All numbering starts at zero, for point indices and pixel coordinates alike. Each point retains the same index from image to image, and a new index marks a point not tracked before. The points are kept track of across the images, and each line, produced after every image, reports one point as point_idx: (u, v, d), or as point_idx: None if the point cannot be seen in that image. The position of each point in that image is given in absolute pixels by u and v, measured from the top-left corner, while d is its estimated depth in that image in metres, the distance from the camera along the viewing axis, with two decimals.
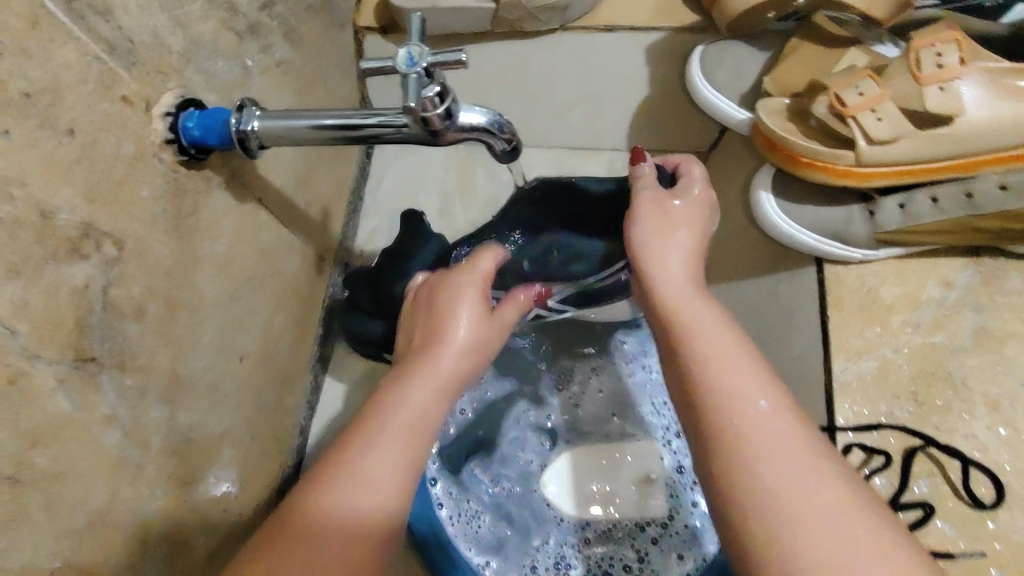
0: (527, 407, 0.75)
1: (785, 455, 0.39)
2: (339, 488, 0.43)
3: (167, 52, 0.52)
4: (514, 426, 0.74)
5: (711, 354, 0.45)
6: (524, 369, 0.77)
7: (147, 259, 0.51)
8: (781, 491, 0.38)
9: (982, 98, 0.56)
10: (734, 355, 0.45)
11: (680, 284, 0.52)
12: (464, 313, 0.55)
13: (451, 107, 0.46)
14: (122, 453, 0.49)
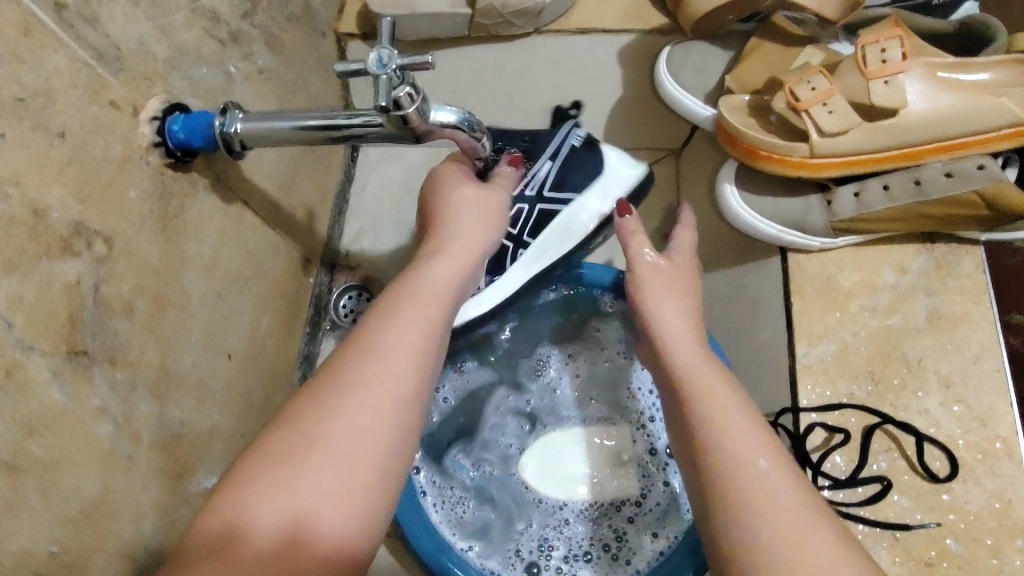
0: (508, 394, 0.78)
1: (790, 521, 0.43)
2: (379, 327, 0.51)
3: (152, 59, 0.54)
4: (495, 411, 0.77)
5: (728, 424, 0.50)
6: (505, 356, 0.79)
7: (136, 257, 0.53)
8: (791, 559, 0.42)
9: (921, 94, 0.60)
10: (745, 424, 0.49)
11: (689, 353, 0.56)
12: (460, 200, 0.62)
13: (422, 107, 0.49)
14: (115, 444, 0.51)
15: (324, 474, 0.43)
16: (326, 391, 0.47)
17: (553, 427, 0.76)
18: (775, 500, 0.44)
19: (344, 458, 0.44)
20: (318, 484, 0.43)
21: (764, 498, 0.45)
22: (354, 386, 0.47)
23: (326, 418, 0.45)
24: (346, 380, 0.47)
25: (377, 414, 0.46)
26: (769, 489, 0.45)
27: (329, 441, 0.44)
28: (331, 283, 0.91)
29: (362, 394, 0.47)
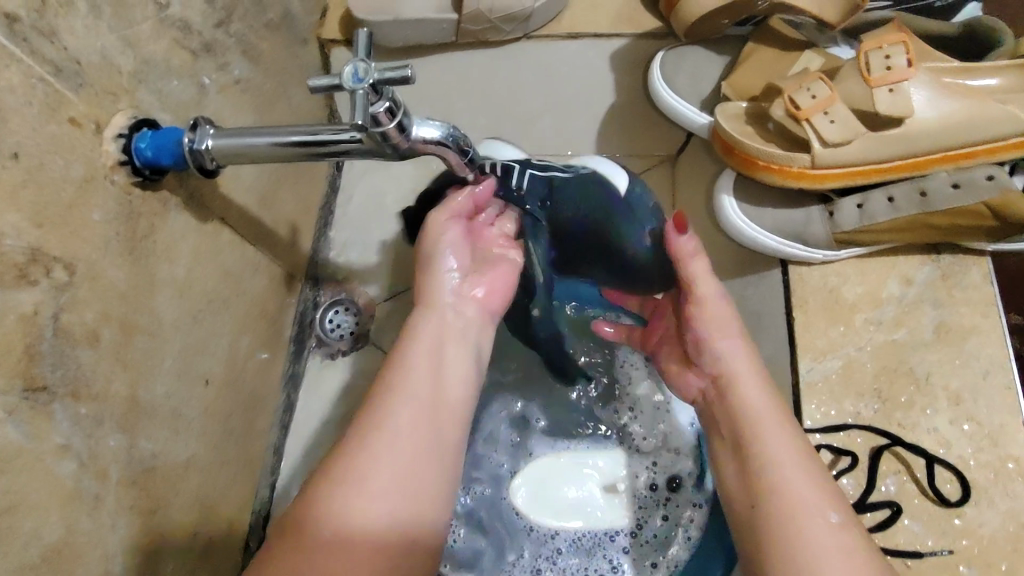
0: (500, 407, 0.75)
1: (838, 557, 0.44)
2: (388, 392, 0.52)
3: (117, 73, 0.51)
4: (488, 424, 0.74)
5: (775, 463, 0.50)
6: (498, 371, 0.75)
7: (101, 282, 0.50)
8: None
9: (928, 100, 0.58)
10: (791, 463, 0.50)
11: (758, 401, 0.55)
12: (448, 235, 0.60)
13: (403, 121, 0.46)
14: (79, 483, 0.48)
15: (357, 508, 0.46)
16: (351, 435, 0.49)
17: (546, 453, 0.73)
18: (830, 553, 0.44)
19: (377, 490, 0.47)
20: (351, 520, 0.45)
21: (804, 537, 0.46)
22: (373, 433, 0.49)
23: (352, 456, 0.48)
24: (366, 420, 0.50)
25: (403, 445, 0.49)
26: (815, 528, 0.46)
27: (357, 478, 0.46)
28: (318, 299, 0.88)
29: (379, 447, 0.48)
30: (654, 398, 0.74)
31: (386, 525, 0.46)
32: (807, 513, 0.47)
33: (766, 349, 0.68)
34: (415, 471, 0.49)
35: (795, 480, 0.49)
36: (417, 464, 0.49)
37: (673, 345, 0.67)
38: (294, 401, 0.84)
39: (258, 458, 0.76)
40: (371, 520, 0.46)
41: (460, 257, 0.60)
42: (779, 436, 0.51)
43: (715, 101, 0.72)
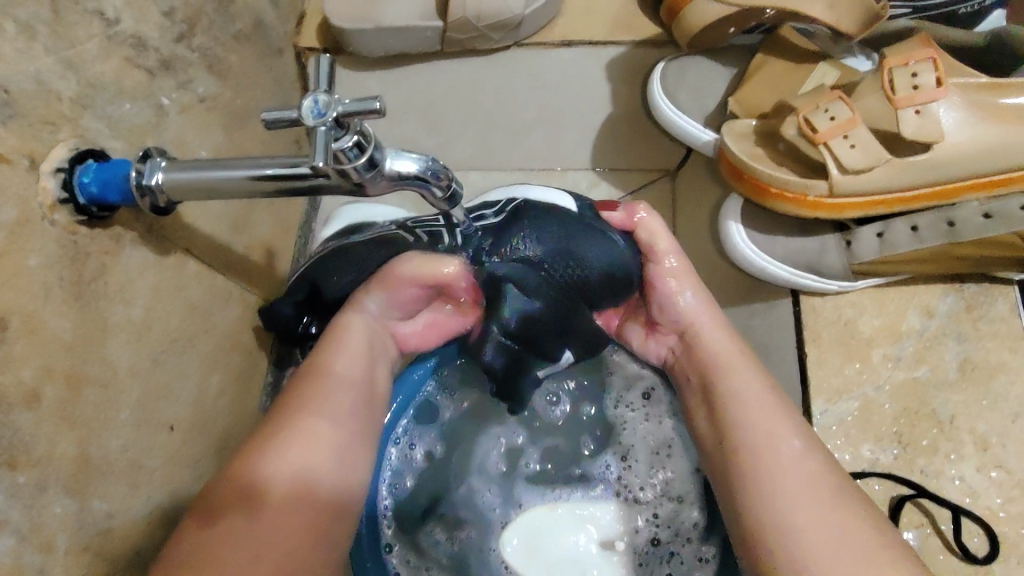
0: (490, 445, 0.70)
1: (827, 506, 0.46)
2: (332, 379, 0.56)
3: (55, 99, 0.46)
4: (477, 467, 0.69)
5: (755, 415, 0.52)
6: (484, 411, 0.71)
7: (40, 335, 0.45)
8: (832, 560, 0.44)
9: (959, 122, 0.53)
10: (768, 416, 0.52)
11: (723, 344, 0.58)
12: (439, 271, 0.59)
13: (373, 154, 0.42)
14: (19, 560, 0.43)
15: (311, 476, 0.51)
16: (296, 407, 0.53)
17: (538, 503, 0.68)
18: (786, 492, 0.47)
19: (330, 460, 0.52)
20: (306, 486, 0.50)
21: (798, 488, 0.47)
22: (312, 421, 0.52)
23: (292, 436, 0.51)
24: (308, 400, 0.54)
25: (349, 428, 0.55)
26: (797, 478, 0.48)
27: (303, 448, 0.51)
28: None
29: (317, 434, 0.52)
30: (655, 441, 0.69)
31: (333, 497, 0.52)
32: (792, 464, 0.49)
33: None
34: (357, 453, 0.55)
35: (780, 432, 0.51)
36: (359, 446, 0.55)
37: (634, 313, 0.66)
38: None
39: None
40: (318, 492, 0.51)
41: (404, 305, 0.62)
42: (755, 390, 0.54)
43: (722, 117, 0.67)
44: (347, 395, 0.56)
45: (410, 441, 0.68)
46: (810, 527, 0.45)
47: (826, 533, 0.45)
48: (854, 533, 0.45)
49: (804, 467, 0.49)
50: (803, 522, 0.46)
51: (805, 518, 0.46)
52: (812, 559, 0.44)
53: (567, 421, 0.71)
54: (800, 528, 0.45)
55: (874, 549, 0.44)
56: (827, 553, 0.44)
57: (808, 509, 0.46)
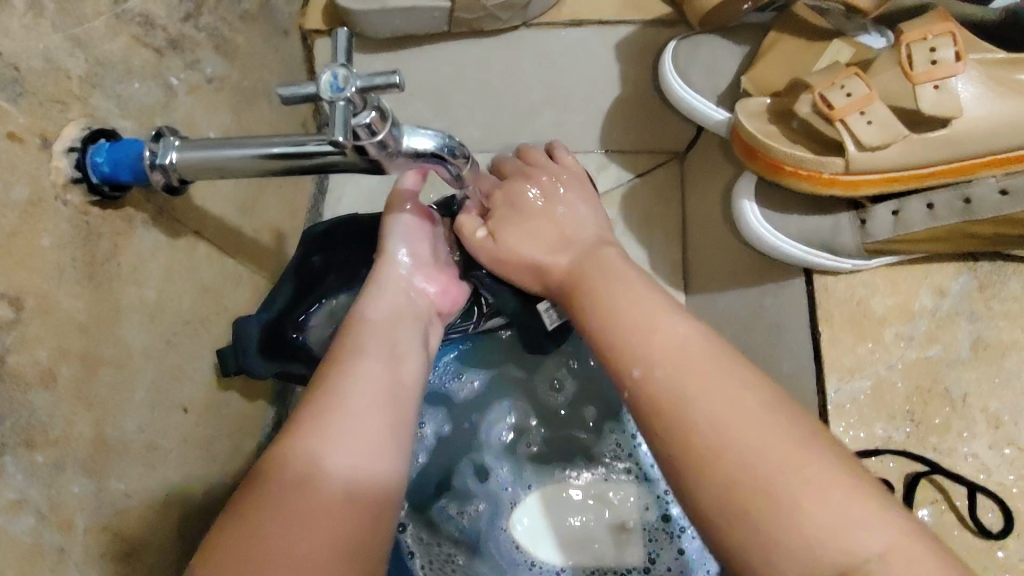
0: (496, 419, 0.71)
1: (709, 393, 0.40)
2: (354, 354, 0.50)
3: (65, 77, 0.45)
4: (482, 443, 0.69)
5: (625, 326, 0.47)
6: (494, 383, 0.72)
7: (55, 315, 0.45)
8: (732, 448, 0.38)
9: (978, 97, 0.52)
10: (632, 309, 0.48)
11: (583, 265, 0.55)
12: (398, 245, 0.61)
13: (392, 131, 0.42)
14: (38, 539, 0.43)
15: (333, 447, 0.43)
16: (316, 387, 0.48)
17: (549, 482, 0.68)
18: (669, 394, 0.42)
19: (357, 432, 0.45)
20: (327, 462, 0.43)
21: (674, 395, 0.41)
22: (335, 401, 0.46)
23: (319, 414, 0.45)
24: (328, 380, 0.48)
25: (372, 389, 0.48)
26: (671, 382, 0.42)
27: (330, 429, 0.44)
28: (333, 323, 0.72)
29: (341, 414, 0.45)
30: None
31: (365, 469, 0.44)
32: (653, 376, 0.43)
33: (789, 365, 0.63)
34: (391, 421, 0.47)
35: (648, 339, 0.45)
36: (390, 415, 0.48)
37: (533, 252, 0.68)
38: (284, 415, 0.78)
39: None
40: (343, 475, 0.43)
41: (416, 263, 0.61)
42: (624, 292, 0.50)
43: (733, 97, 0.67)
44: (371, 376, 0.49)
45: (422, 419, 0.69)
46: (699, 424, 0.39)
47: (720, 415, 0.39)
48: (742, 408, 0.39)
49: (660, 373, 0.42)
50: (695, 424, 0.40)
51: (686, 421, 0.40)
52: (722, 459, 0.38)
53: (572, 398, 0.72)
54: (697, 431, 0.39)
55: (767, 419, 0.39)
56: (723, 452, 0.38)
57: (692, 412, 0.40)
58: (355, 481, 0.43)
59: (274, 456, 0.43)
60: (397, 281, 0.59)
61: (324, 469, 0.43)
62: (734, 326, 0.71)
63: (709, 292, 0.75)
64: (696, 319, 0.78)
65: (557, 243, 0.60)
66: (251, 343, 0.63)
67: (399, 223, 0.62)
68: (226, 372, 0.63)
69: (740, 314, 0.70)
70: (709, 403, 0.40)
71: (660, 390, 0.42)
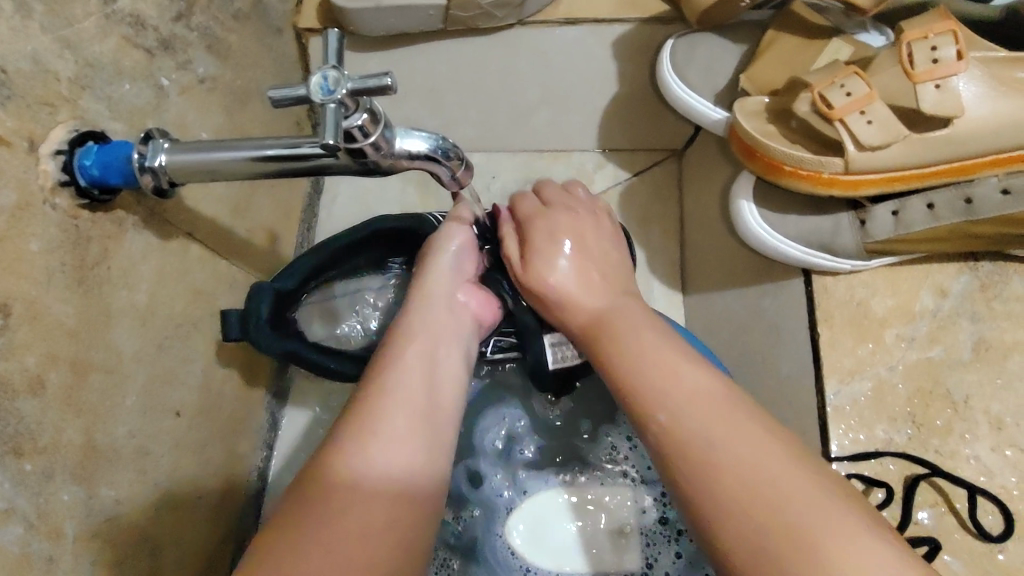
0: (491, 424, 0.70)
1: (736, 440, 0.40)
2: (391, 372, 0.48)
3: (53, 79, 0.45)
4: (477, 449, 0.69)
5: (652, 369, 0.46)
6: (490, 389, 0.72)
7: (43, 321, 0.44)
8: (760, 498, 0.37)
9: (979, 96, 0.52)
10: (659, 355, 0.47)
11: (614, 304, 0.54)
12: (447, 251, 0.59)
13: (384, 133, 0.41)
14: (27, 548, 0.42)
15: (371, 468, 0.42)
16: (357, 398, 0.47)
17: (544, 487, 0.67)
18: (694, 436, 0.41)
19: (398, 446, 0.44)
20: (368, 476, 0.42)
21: (701, 443, 0.41)
22: (372, 423, 0.44)
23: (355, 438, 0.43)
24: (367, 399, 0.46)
25: (410, 410, 0.46)
26: (698, 427, 0.42)
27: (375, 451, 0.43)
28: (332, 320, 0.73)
29: (380, 437, 0.44)
30: None
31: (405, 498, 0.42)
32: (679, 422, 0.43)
33: (787, 366, 0.63)
34: (431, 437, 0.46)
35: (675, 382, 0.45)
36: (429, 431, 0.46)
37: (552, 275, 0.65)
38: (279, 417, 0.77)
39: (244, 487, 0.69)
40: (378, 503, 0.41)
41: (457, 278, 0.59)
42: (648, 335, 0.49)
43: (731, 95, 0.66)
44: (411, 397, 0.47)
45: None
46: (725, 473, 0.39)
47: (750, 462, 0.39)
48: (767, 463, 0.39)
49: (687, 420, 0.42)
50: (723, 472, 0.39)
51: (713, 470, 0.40)
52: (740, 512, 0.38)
53: (571, 405, 0.71)
54: (723, 483, 0.39)
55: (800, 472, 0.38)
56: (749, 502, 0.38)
57: (721, 461, 0.40)
58: (394, 498, 0.42)
59: (316, 463, 0.42)
60: (438, 291, 0.56)
61: (364, 482, 0.41)
62: (732, 326, 0.71)
63: (708, 292, 0.75)
64: (695, 319, 0.77)
65: (592, 281, 0.57)
66: (263, 314, 0.61)
67: (456, 238, 0.60)
68: (228, 336, 0.62)
69: (738, 314, 0.70)
70: (738, 449, 0.40)
71: (686, 441, 0.42)
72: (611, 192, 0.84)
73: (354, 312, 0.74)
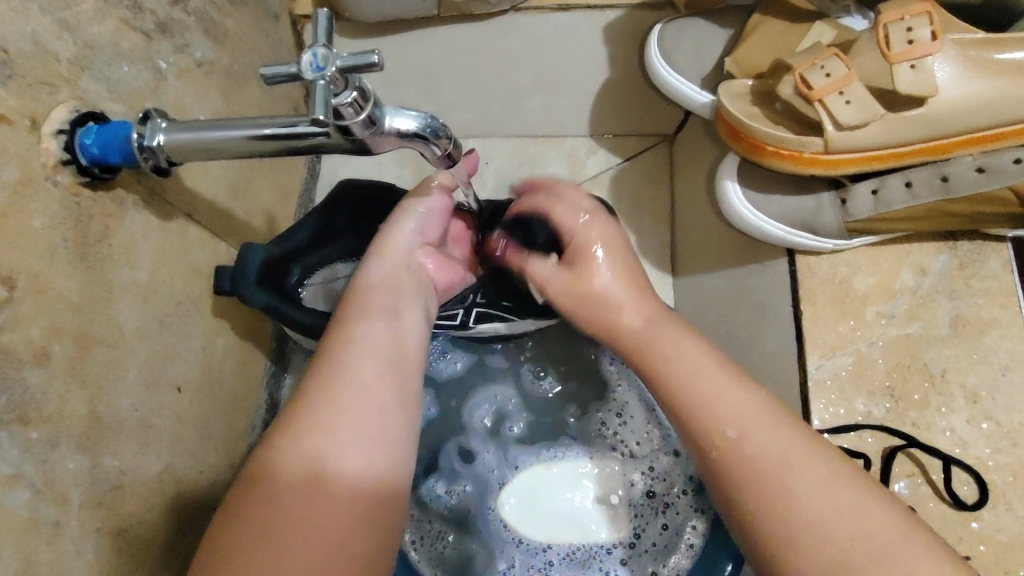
0: (481, 403, 0.73)
1: (804, 464, 0.42)
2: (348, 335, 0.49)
3: (53, 60, 0.46)
4: (467, 426, 0.72)
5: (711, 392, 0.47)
6: (478, 369, 0.74)
7: (47, 295, 0.46)
8: (834, 529, 0.39)
9: (954, 76, 0.53)
10: (714, 377, 0.48)
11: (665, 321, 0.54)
12: (405, 219, 0.61)
13: (374, 111, 0.43)
14: (35, 512, 0.44)
15: (338, 430, 0.43)
16: (323, 357, 0.48)
17: (535, 463, 0.69)
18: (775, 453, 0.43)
19: (363, 405, 0.45)
20: (335, 428, 0.43)
21: (774, 468, 0.42)
22: (335, 386, 0.45)
23: (319, 403, 0.44)
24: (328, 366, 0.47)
25: (372, 367, 0.47)
26: (765, 449, 0.43)
27: (341, 413, 0.44)
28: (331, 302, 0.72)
29: (345, 400, 0.45)
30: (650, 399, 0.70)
31: (376, 448, 0.44)
32: (746, 442, 0.44)
33: (772, 344, 0.64)
34: (398, 386, 0.47)
35: (730, 404, 0.46)
36: (396, 382, 0.48)
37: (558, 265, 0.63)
38: (278, 397, 0.79)
39: (244, 463, 0.71)
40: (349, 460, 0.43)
41: (415, 243, 0.60)
42: (694, 356, 0.50)
43: (718, 78, 0.67)
44: (371, 356, 0.48)
45: None
46: (799, 497, 0.41)
47: (806, 483, 0.41)
48: (838, 490, 0.41)
49: (754, 441, 0.44)
50: (794, 496, 0.41)
51: (786, 494, 0.41)
52: (814, 532, 0.39)
53: (557, 383, 0.73)
54: (796, 511, 0.40)
55: (861, 493, 0.40)
56: (825, 526, 0.39)
57: (795, 483, 0.41)
58: (364, 444, 0.44)
59: (282, 435, 0.44)
60: (395, 257, 0.58)
61: (334, 439, 0.43)
62: (721, 306, 0.72)
63: (697, 274, 0.76)
64: (684, 300, 0.79)
65: (638, 288, 0.57)
66: (250, 273, 0.63)
67: (423, 203, 0.62)
68: (219, 290, 0.64)
69: (725, 294, 0.71)
70: (809, 474, 0.41)
71: (751, 456, 0.44)
72: (605, 176, 0.84)
73: None
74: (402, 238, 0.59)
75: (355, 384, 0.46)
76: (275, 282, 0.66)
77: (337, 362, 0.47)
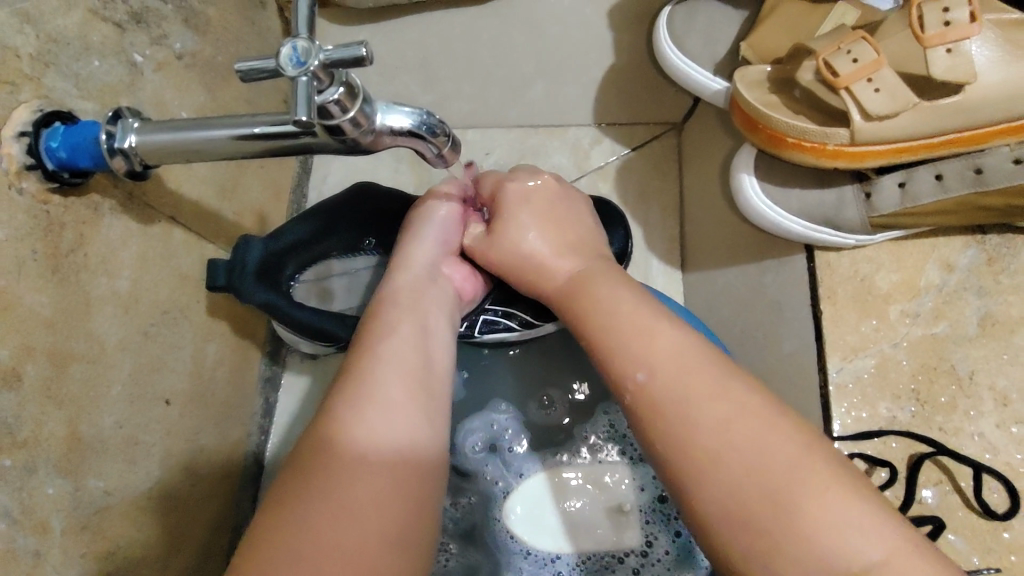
0: (478, 427, 0.69)
1: (713, 398, 0.40)
2: (375, 343, 0.47)
3: (14, 56, 0.42)
4: (463, 445, 0.68)
5: (620, 332, 0.46)
6: (475, 389, 0.70)
7: (16, 312, 0.42)
8: (724, 462, 0.38)
9: (993, 60, 0.50)
10: (630, 315, 0.47)
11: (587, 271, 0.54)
12: (428, 224, 0.59)
13: (363, 108, 0.39)
14: (13, 543, 0.41)
15: (370, 435, 0.42)
16: (347, 373, 0.46)
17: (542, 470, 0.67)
18: (688, 398, 0.41)
19: (396, 415, 0.43)
20: (364, 443, 0.41)
21: (673, 403, 0.41)
22: (365, 398, 0.44)
23: (348, 408, 0.43)
24: (359, 371, 0.45)
25: (405, 377, 0.46)
26: (674, 390, 0.41)
27: (373, 417, 0.43)
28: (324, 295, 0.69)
29: (372, 410, 0.43)
30: None
31: (403, 455, 0.42)
32: (653, 381, 0.43)
33: (789, 345, 0.61)
34: (426, 410, 0.45)
35: (643, 345, 0.44)
36: (424, 402, 0.45)
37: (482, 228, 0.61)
38: (275, 402, 0.75)
39: (239, 472, 0.68)
40: (375, 466, 0.41)
41: (437, 251, 0.58)
42: (617, 296, 0.49)
43: (731, 65, 0.64)
44: (397, 364, 0.46)
45: None
46: (700, 429, 0.40)
47: (723, 425, 0.39)
48: (747, 420, 0.39)
49: (661, 381, 0.42)
50: (698, 429, 0.40)
51: (691, 427, 0.40)
52: (711, 460, 0.39)
53: (567, 406, 0.69)
54: (696, 439, 0.40)
55: (760, 421, 0.39)
56: (733, 462, 0.38)
57: (696, 416, 0.40)
58: (390, 461, 0.41)
59: (314, 440, 0.42)
60: (420, 264, 0.56)
61: (364, 448, 0.41)
62: (735, 303, 0.69)
63: (709, 268, 0.73)
64: (695, 296, 0.75)
65: (566, 244, 0.56)
66: (250, 262, 0.59)
67: (436, 210, 0.60)
68: (213, 284, 0.59)
69: (739, 291, 0.68)
70: (712, 409, 0.40)
71: (660, 397, 0.42)
72: (609, 168, 0.79)
73: (354, 293, 0.69)
74: (422, 248, 0.57)
75: (385, 395, 0.44)
76: (272, 279, 0.62)
77: (369, 367, 0.45)
